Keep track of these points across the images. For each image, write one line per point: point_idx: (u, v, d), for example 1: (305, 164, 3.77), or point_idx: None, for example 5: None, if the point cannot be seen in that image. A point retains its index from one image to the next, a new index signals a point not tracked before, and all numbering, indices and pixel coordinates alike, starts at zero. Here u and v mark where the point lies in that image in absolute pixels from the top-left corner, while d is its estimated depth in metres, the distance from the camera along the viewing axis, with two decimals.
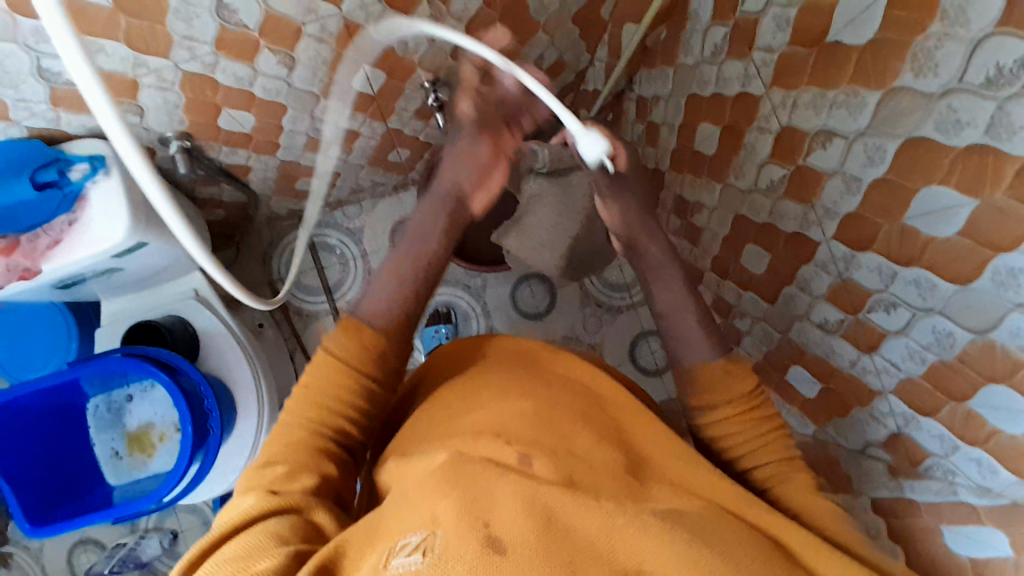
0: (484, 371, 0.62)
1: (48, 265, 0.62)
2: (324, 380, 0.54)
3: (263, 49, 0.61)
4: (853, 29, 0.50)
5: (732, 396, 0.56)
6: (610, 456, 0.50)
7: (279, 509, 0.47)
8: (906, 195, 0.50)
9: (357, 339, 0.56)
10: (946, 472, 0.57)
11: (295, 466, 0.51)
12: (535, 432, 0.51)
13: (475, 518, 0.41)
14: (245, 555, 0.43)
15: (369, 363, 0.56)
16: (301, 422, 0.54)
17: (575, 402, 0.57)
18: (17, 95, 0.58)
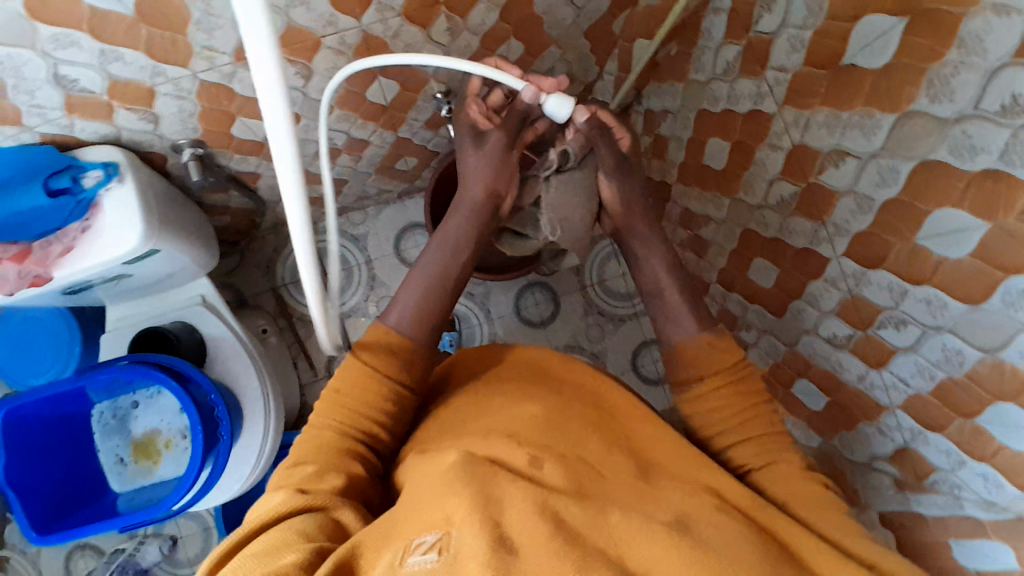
0: (492, 380, 0.62)
1: (60, 272, 0.61)
2: (348, 381, 0.56)
3: (282, 60, 0.61)
4: (868, 54, 0.51)
5: (719, 368, 0.59)
6: (620, 464, 0.51)
7: (306, 508, 0.47)
8: (918, 215, 0.51)
9: (383, 343, 0.59)
10: (951, 486, 0.58)
11: (323, 467, 0.52)
12: (548, 436, 0.51)
13: (485, 515, 0.42)
14: (272, 550, 0.43)
15: (396, 368, 0.58)
16: (330, 424, 0.55)
17: (588, 411, 0.57)
18: (31, 101, 0.55)
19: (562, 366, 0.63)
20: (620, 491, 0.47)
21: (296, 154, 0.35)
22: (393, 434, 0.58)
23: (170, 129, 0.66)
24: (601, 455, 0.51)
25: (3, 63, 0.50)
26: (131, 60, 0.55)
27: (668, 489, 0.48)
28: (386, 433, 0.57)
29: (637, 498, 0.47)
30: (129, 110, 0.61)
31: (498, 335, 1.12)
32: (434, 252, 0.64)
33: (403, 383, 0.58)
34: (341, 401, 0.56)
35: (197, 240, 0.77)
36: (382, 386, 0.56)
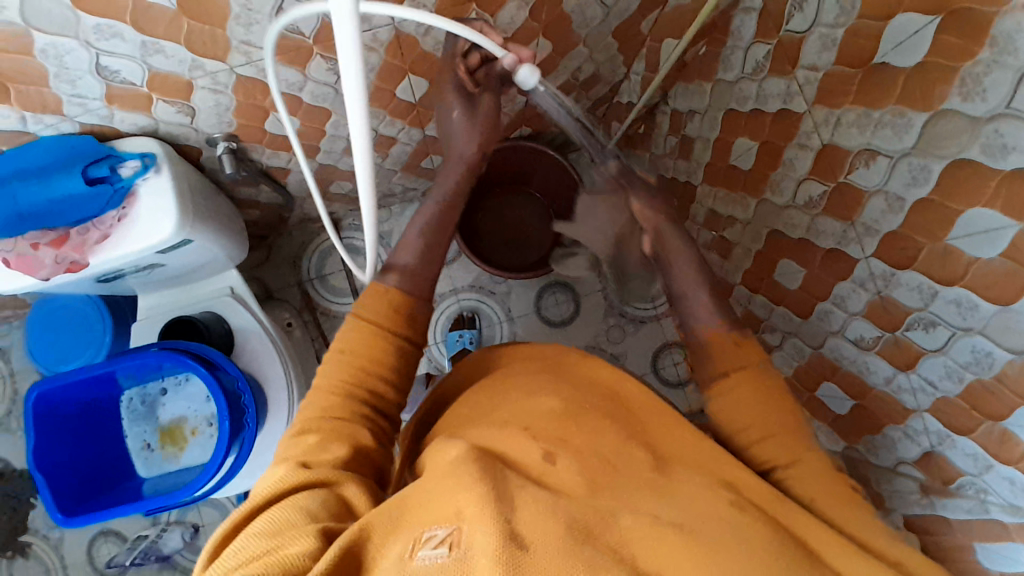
0: (514, 374, 0.62)
1: (97, 259, 0.64)
2: (354, 343, 0.57)
3: (316, 56, 0.62)
4: (901, 52, 0.51)
5: (745, 365, 0.59)
6: (638, 456, 0.51)
7: (310, 483, 0.47)
8: (949, 215, 0.51)
9: (384, 299, 0.60)
10: (977, 490, 0.57)
11: (326, 437, 0.52)
12: (567, 429, 0.52)
13: (497, 511, 0.40)
14: (278, 530, 0.42)
15: (399, 322, 0.59)
16: (337, 393, 0.55)
17: (608, 405, 0.57)
18: (73, 91, 0.57)
19: (580, 363, 0.64)
20: (640, 486, 0.47)
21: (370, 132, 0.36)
22: (399, 392, 0.59)
23: (206, 123, 0.68)
24: (621, 448, 0.51)
25: (48, 51, 0.52)
26: (171, 53, 0.56)
27: (686, 482, 0.48)
28: (393, 391, 0.58)
29: (658, 491, 0.47)
30: (168, 103, 0.63)
31: (518, 334, 1.13)
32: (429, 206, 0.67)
33: (407, 336, 0.60)
34: (347, 360, 0.57)
35: (228, 232, 0.79)
36: (388, 347, 0.57)
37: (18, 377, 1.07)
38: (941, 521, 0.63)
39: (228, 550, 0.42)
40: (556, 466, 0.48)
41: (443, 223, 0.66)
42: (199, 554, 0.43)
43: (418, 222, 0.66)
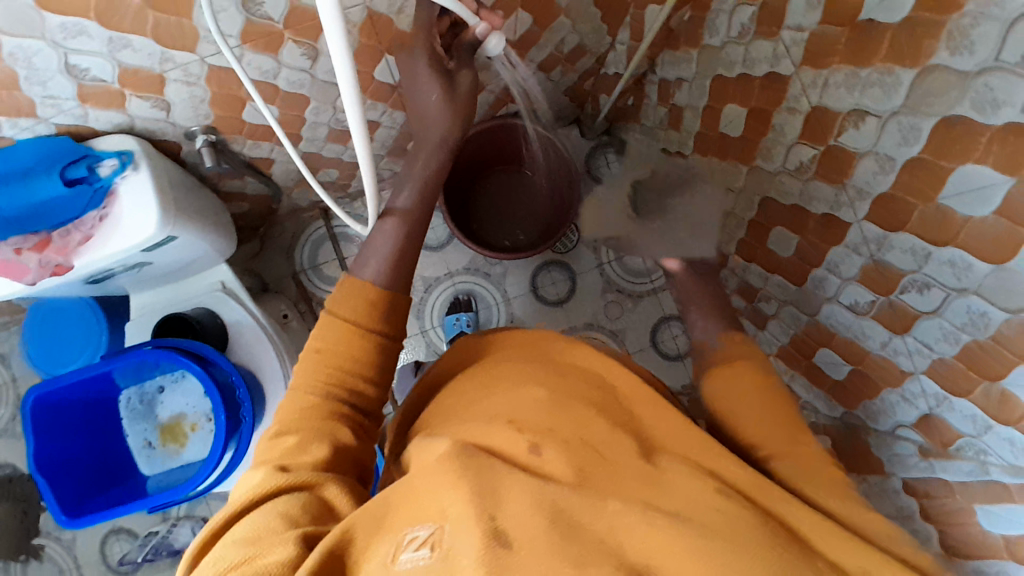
0: (505, 360, 0.62)
1: (81, 262, 0.63)
2: (330, 338, 0.56)
3: (289, 41, 0.61)
4: (887, 7, 0.49)
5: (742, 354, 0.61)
6: (627, 444, 0.50)
7: (290, 487, 0.48)
8: (941, 174, 0.49)
9: (362, 294, 0.58)
10: (977, 452, 0.57)
11: (306, 437, 0.52)
12: (554, 416, 0.52)
13: (481, 510, 0.42)
14: (257, 537, 0.43)
15: (377, 316, 0.58)
16: (315, 388, 0.55)
17: (594, 387, 0.57)
18: (45, 91, 0.56)
19: (566, 351, 0.63)
20: (628, 472, 0.47)
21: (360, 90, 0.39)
22: (379, 389, 0.58)
23: (182, 117, 0.67)
24: (610, 437, 0.50)
25: (16, 53, 0.51)
26: (140, 47, 0.55)
27: (676, 475, 0.47)
28: (373, 389, 0.57)
29: (646, 482, 0.46)
30: (142, 98, 0.62)
31: (515, 315, 1.12)
32: (401, 196, 0.64)
33: (385, 332, 0.58)
34: (322, 359, 0.56)
35: (213, 227, 0.78)
36: (366, 341, 0.56)
37: (20, 381, 1.08)
38: (941, 485, 0.62)
39: (209, 559, 0.43)
40: (544, 457, 0.47)
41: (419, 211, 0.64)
42: (184, 556, 0.45)
43: (392, 208, 0.64)
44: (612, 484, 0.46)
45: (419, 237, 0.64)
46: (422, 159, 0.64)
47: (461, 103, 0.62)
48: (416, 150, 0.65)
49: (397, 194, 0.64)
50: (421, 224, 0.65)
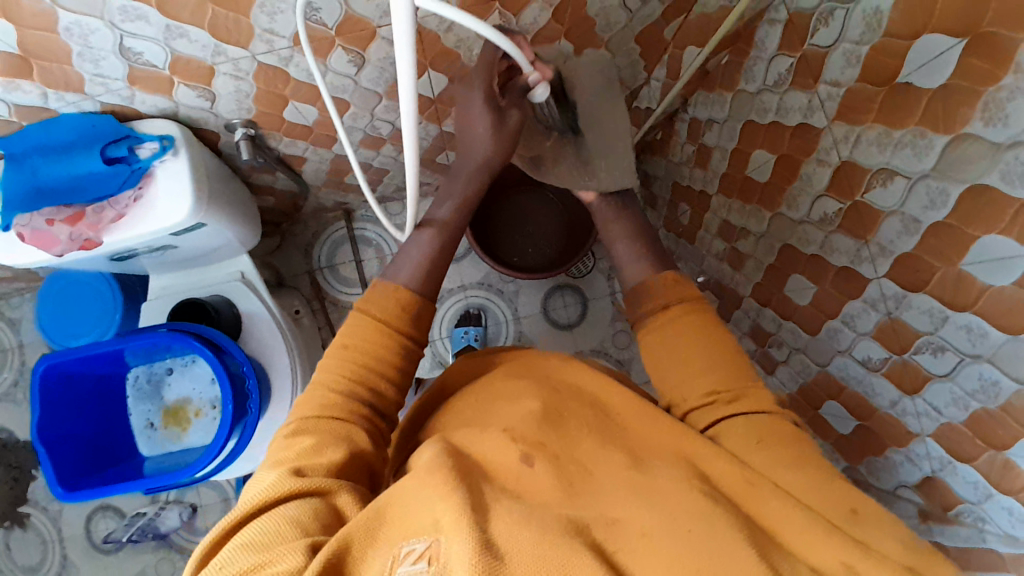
0: (516, 377, 0.62)
1: (110, 238, 0.64)
2: (360, 338, 0.58)
3: (338, 47, 0.63)
4: (925, 73, 0.50)
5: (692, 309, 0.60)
6: (615, 459, 0.51)
7: (304, 491, 0.48)
8: (965, 241, 0.50)
9: (394, 297, 0.61)
10: (976, 519, 0.57)
11: (322, 440, 0.52)
12: (544, 432, 0.53)
13: (473, 522, 0.42)
14: (268, 543, 0.43)
15: (407, 322, 0.60)
16: (336, 389, 0.56)
17: (597, 415, 0.57)
18: (96, 70, 0.57)
19: (561, 368, 0.64)
20: (617, 489, 0.48)
21: (417, 95, 0.39)
22: (398, 392, 0.59)
23: (226, 109, 0.69)
24: (597, 453, 0.52)
25: (72, 29, 0.52)
26: (195, 38, 0.57)
27: (665, 478, 0.48)
28: (393, 390, 0.59)
29: (637, 492, 0.46)
30: (189, 87, 0.63)
31: (524, 334, 1.13)
32: (442, 209, 0.67)
33: (414, 336, 0.61)
34: (350, 355, 0.58)
35: (242, 219, 0.80)
36: (392, 341, 0.58)
37: (27, 348, 1.08)
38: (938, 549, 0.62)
39: (216, 563, 0.43)
40: (534, 469, 0.49)
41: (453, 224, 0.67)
42: (191, 555, 0.45)
43: (431, 219, 0.67)
44: (599, 504, 0.46)
45: (449, 253, 0.67)
46: (463, 181, 0.67)
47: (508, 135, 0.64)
48: (458, 170, 0.68)
49: (438, 206, 0.68)
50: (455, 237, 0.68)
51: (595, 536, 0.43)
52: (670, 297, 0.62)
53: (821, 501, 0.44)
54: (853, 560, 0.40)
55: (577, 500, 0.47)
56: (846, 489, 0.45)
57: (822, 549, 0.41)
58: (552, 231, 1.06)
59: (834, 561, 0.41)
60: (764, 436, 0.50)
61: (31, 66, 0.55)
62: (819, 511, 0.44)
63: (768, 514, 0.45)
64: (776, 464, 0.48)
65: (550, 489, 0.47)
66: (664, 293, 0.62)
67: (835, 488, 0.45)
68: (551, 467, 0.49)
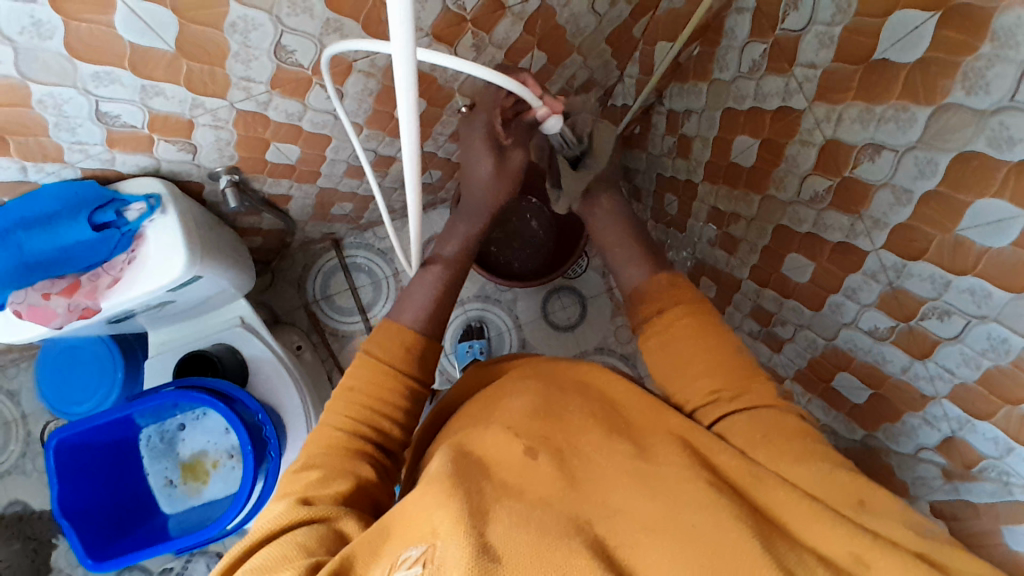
0: (507, 382, 0.62)
1: (109, 303, 0.64)
2: (363, 379, 0.58)
3: (315, 85, 0.62)
4: (901, 49, 0.51)
5: (683, 304, 0.62)
6: (619, 449, 0.50)
7: (307, 520, 0.47)
8: (959, 207, 0.51)
9: (398, 339, 0.61)
10: (1000, 473, 0.58)
11: (329, 473, 0.52)
12: (547, 427, 0.53)
13: (472, 528, 0.41)
14: (271, 567, 0.43)
15: (411, 362, 0.61)
16: (339, 424, 0.56)
17: (600, 407, 0.57)
18: (73, 137, 0.56)
19: (571, 369, 0.63)
20: (617, 474, 0.48)
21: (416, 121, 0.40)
22: (404, 429, 0.59)
23: (207, 159, 0.68)
24: (602, 444, 0.51)
25: (46, 101, 0.51)
26: (171, 95, 0.56)
27: (671, 467, 0.48)
28: (398, 429, 0.58)
29: (639, 481, 0.47)
30: (169, 142, 0.63)
31: (527, 341, 1.14)
32: (448, 248, 0.70)
33: (416, 377, 0.61)
34: (354, 396, 0.58)
35: (235, 264, 0.79)
36: (397, 384, 0.59)
37: (29, 419, 1.06)
38: (967, 507, 0.63)
39: None
40: (538, 461, 0.49)
41: (460, 259, 0.70)
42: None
43: (438, 257, 0.69)
44: (598, 492, 0.47)
45: (455, 289, 0.69)
46: None
47: (510, 173, 0.69)
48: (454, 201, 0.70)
49: (443, 245, 0.70)
50: (451, 269, 0.69)
51: (612, 533, 0.43)
52: (665, 301, 0.63)
53: (829, 491, 0.45)
54: (860, 550, 0.40)
55: (581, 488, 0.47)
56: (856, 481, 0.45)
57: (832, 542, 0.42)
58: (544, 245, 1.06)
59: (844, 553, 0.41)
60: (766, 430, 0.50)
61: (6, 142, 0.54)
62: (830, 503, 0.44)
63: (771, 500, 0.45)
64: (779, 458, 0.48)
65: (551, 481, 0.47)
66: (661, 297, 0.64)
67: (846, 480, 0.45)
68: (555, 460, 0.49)
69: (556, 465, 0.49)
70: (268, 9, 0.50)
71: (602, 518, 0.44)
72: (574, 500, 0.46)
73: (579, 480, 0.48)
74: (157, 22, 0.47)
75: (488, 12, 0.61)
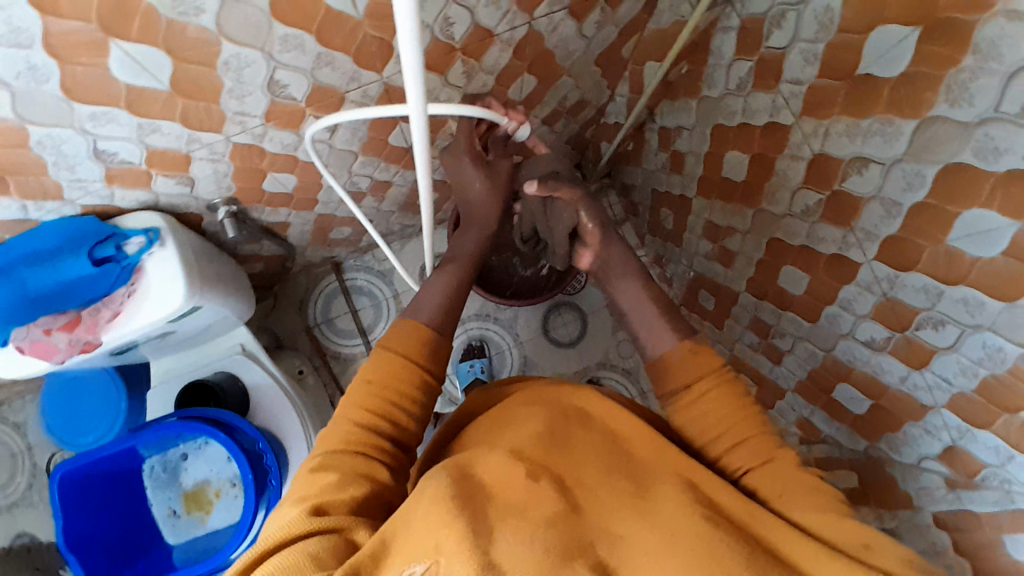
0: (507, 410, 0.62)
1: (110, 336, 0.64)
2: (381, 371, 0.58)
3: (309, 117, 0.64)
4: (884, 64, 0.52)
5: (703, 373, 0.59)
6: (620, 487, 0.50)
7: (320, 529, 0.46)
8: (949, 217, 0.51)
9: (414, 336, 0.61)
10: (1002, 481, 0.58)
11: (345, 474, 0.52)
12: (548, 456, 0.53)
13: (475, 545, 0.42)
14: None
15: (424, 356, 0.60)
16: (351, 427, 0.56)
17: (603, 440, 0.57)
18: (73, 176, 0.57)
19: (571, 396, 0.63)
20: (616, 507, 0.48)
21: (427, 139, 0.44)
22: (420, 423, 0.59)
23: (206, 190, 0.69)
24: (603, 478, 0.51)
25: (45, 141, 0.52)
26: (168, 131, 0.57)
27: (666, 502, 0.48)
28: (415, 424, 0.58)
29: (637, 513, 0.47)
30: (168, 176, 0.64)
31: (528, 358, 1.14)
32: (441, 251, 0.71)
33: (427, 379, 0.60)
34: (375, 390, 0.57)
35: (235, 291, 0.80)
36: (413, 375, 0.58)
37: (34, 450, 1.07)
38: (969, 517, 0.62)
39: None
40: (541, 486, 0.49)
41: (462, 278, 0.69)
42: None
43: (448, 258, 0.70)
44: (598, 520, 0.47)
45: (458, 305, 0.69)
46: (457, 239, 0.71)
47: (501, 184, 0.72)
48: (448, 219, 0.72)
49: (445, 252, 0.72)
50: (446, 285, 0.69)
51: (612, 554, 0.44)
52: (690, 373, 0.59)
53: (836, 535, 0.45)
54: None
55: (583, 518, 0.47)
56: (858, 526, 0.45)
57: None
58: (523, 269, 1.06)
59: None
60: (784, 490, 0.50)
61: (8, 182, 0.55)
62: (835, 544, 0.45)
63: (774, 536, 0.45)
64: (794, 505, 0.49)
65: (553, 505, 0.47)
66: (684, 368, 0.59)
67: (848, 523, 0.46)
68: (557, 488, 0.49)
69: (557, 492, 0.49)
70: (260, 47, 0.51)
71: (605, 541, 0.45)
72: (576, 525, 0.46)
73: (579, 510, 0.48)
74: (152, 63, 0.48)
75: (477, 40, 0.63)
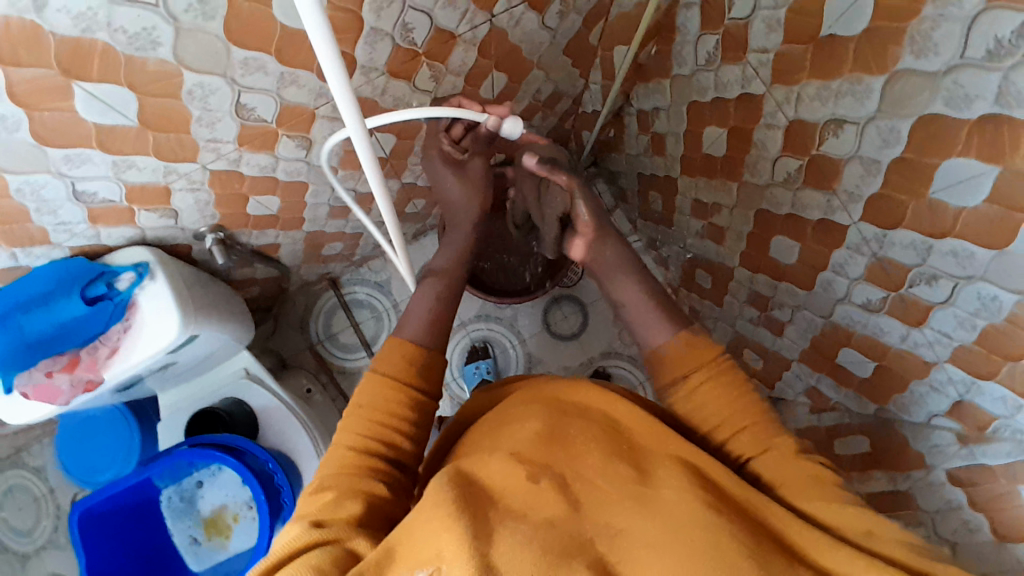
0: (508, 410, 0.62)
1: (111, 373, 0.65)
2: (373, 398, 0.58)
3: (282, 137, 0.64)
4: (845, 23, 0.51)
5: (704, 362, 0.58)
6: (620, 473, 0.50)
7: (321, 541, 0.47)
8: (928, 170, 0.50)
9: (399, 354, 0.61)
10: (1015, 432, 0.57)
11: (342, 493, 0.52)
12: (548, 454, 0.52)
13: (475, 547, 0.42)
14: None
15: (413, 372, 0.60)
16: (348, 447, 0.56)
17: (602, 429, 0.56)
18: (57, 220, 0.58)
19: (568, 391, 0.62)
20: (617, 499, 0.48)
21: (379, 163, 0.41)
22: (415, 442, 0.59)
23: (190, 221, 0.70)
24: (603, 468, 0.51)
25: (24, 188, 0.53)
26: (144, 165, 0.58)
27: (667, 490, 0.47)
28: (409, 442, 0.58)
29: (638, 503, 0.47)
30: (150, 211, 0.65)
31: (533, 355, 1.14)
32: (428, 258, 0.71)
33: (421, 388, 0.60)
34: (365, 413, 0.57)
35: (231, 317, 0.81)
36: (402, 396, 0.58)
37: (56, 492, 1.09)
38: (983, 471, 0.62)
39: None
40: (541, 485, 0.49)
41: (449, 281, 0.69)
42: None
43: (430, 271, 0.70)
44: (598, 512, 0.47)
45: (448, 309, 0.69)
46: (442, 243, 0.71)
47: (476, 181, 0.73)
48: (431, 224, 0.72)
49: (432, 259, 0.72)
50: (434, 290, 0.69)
51: (613, 549, 0.44)
52: (690, 364, 0.59)
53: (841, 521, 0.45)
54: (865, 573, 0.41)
55: (583, 512, 0.47)
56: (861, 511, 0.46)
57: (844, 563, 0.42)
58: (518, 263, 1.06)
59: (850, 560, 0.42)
60: (786, 480, 0.50)
61: None
62: (840, 533, 0.45)
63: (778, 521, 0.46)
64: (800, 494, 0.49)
65: (554, 506, 0.47)
66: (683, 360, 0.59)
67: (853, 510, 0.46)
68: (557, 486, 0.49)
69: (558, 491, 0.49)
70: (221, 73, 0.51)
71: (605, 536, 0.45)
72: (577, 521, 0.46)
73: (580, 504, 0.48)
74: (117, 101, 0.48)
75: (439, 43, 0.63)
